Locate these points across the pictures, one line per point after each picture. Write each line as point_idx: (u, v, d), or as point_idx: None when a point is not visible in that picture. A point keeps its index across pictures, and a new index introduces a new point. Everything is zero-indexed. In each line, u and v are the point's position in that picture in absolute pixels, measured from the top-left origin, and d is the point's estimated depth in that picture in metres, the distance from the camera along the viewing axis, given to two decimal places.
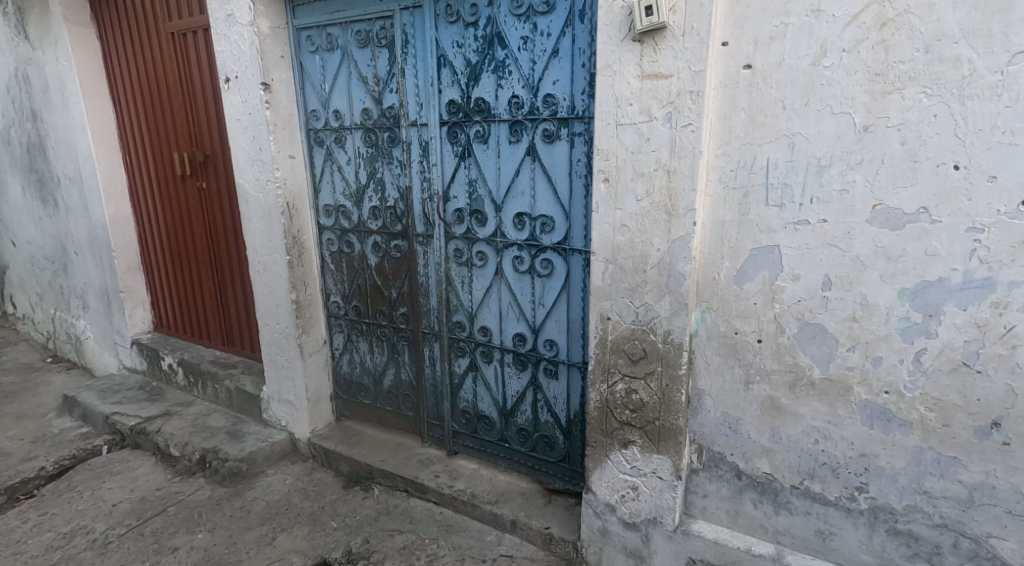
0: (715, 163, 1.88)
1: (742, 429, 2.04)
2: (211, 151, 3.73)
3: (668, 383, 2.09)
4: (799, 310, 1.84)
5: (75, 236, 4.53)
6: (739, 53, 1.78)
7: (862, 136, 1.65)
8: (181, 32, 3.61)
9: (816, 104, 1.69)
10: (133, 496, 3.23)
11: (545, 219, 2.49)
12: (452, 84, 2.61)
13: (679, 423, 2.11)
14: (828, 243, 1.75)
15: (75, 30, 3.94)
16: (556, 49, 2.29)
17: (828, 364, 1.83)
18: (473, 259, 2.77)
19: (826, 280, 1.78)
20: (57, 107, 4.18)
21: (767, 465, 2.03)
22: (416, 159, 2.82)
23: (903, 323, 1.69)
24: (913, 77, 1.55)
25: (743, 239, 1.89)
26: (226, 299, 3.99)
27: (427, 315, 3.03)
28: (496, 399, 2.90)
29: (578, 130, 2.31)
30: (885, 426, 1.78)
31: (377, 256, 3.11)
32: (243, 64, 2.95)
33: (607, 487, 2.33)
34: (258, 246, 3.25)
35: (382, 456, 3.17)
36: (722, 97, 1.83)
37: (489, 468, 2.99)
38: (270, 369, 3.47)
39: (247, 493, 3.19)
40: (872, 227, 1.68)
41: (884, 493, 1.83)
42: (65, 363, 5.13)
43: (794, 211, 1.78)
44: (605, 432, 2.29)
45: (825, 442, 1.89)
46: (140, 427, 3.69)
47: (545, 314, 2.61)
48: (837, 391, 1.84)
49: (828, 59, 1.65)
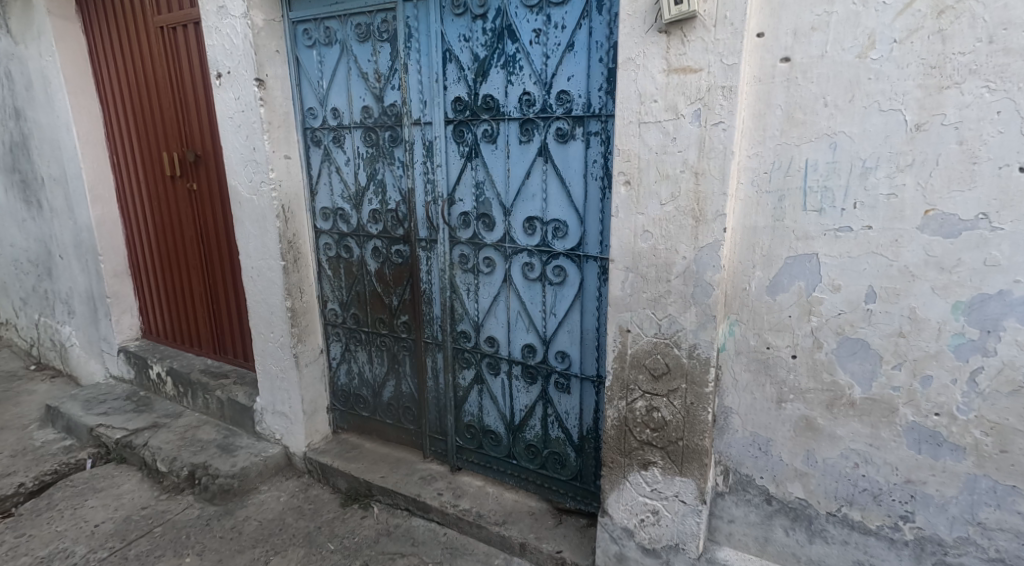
0: (746, 164, 1.74)
1: (773, 451, 1.90)
2: (202, 151, 3.57)
3: (693, 400, 1.95)
4: (839, 324, 1.70)
5: (60, 239, 4.35)
6: (777, 45, 1.64)
7: (913, 135, 1.51)
8: (171, 27, 3.45)
9: (862, 100, 1.55)
10: (117, 516, 3.05)
11: (557, 224, 2.34)
12: (459, 80, 2.46)
13: (705, 444, 1.96)
14: (872, 251, 1.61)
15: (60, 24, 3.77)
16: (571, 42, 2.15)
17: (870, 383, 1.69)
18: (479, 266, 2.62)
19: (869, 291, 1.64)
20: (41, 105, 4.01)
21: (800, 489, 1.88)
22: (419, 159, 2.66)
23: (956, 339, 1.55)
24: (973, 70, 1.42)
25: (776, 246, 1.75)
26: (218, 305, 3.82)
27: (430, 324, 2.87)
28: (503, 413, 2.75)
29: (594, 130, 2.17)
30: (934, 450, 1.64)
31: (376, 262, 2.95)
32: (235, 59, 2.79)
33: (624, 511, 2.18)
34: (251, 251, 3.09)
35: (382, 472, 3.01)
36: (757, 93, 1.69)
37: (495, 486, 2.84)
38: (263, 380, 3.30)
39: (239, 512, 3.02)
40: (923, 234, 1.54)
41: (931, 523, 1.70)
42: (50, 371, 4.95)
43: (834, 217, 1.64)
44: (623, 452, 2.14)
45: (866, 467, 1.75)
46: (126, 441, 3.52)
47: (556, 325, 2.46)
48: (880, 412, 1.70)
49: (876, 51, 1.51)
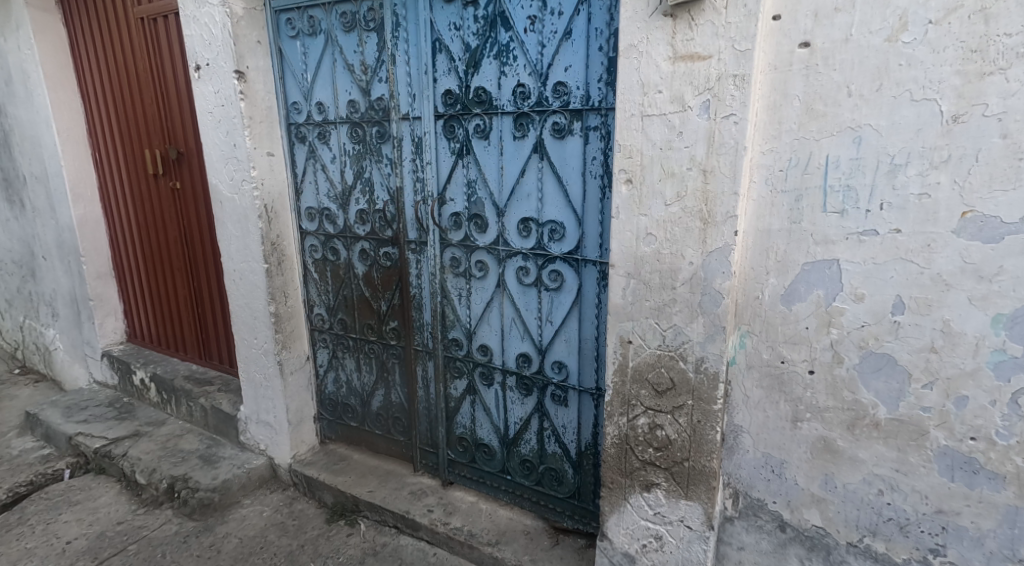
0: (760, 161, 1.58)
1: (787, 474, 1.75)
2: (185, 148, 3.42)
3: (700, 418, 1.79)
4: (862, 337, 1.54)
5: (43, 239, 4.20)
6: (794, 29, 1.48)
7: (950, 128, 1.35)
8: (152, 18, 3.30)
9: (891, 89, 1.39)
10: (91, 532, 2.90)
11: (554, 227, 2.18)
12: (450, 72, 2.30)
13: (712, 465, 1.80)
14: (901, 257, 1.45)
15: (38, 15, 3.62)
16: (568, 29, 1.98)
17: (897, 403, 1.53)
18: (471, 270, 2.46)
19: (897, 302, 1.48)
20: (20, 100, 3.86)
21: (818, 517, 1.73)
22: (408, 157, 2.51)
23: (996, 356, 1.39)
24: (1020, 54, 1.26)
25: (793, 251, 1.58)
26: (203, 307, 3.67)
27: (420, 331, 2.72)
28: (497, 425, 2.59)
29: (593, 124, 2.01)
30: (969, 478, 1.48)
31: (364, 265, 2.80)
32: (214, 49, 2.63)
33: (625, 535, 2.03)
34: (233, 253, 2.93)
35: (369, 487, 2.86)
36: (772, 82, 1.53)
37: (488, 502, 2.69)
38: (247, 388, 3.15)
39: (219, 528, 2.87)
40: (960, 239, 1.38)
41: (965, 558, 1.54)
42: (34, 375, 4.81)
43: (858, 218, 1.49)
44: (624, 472, 1.98)
45: (891, 494, 1.59)
46: (105, 450, 3.37)
47: (553, 333, 2.30)
48: (908, 435, 1.54)
49: (908, 33, 1.35)
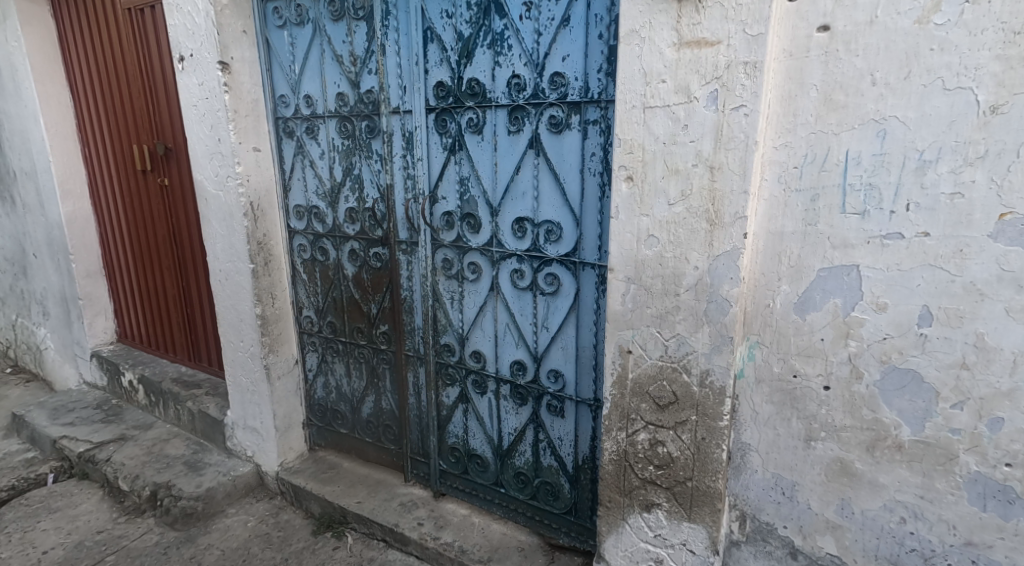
0: (772, 158, 1.45)
1: (799, 497, 1.61)
2: (173, 143, 3.31)
3: (705, 436, 1.65)
4: (883, 350, 1.40)
5: (33, 236, 4.10)
6: (813, 11, 1.34)
7: (986, 120, 1.21)
8: (139, 8, 3.19)
9: (921, 78, 1.25)
10: (69, 542, 2.80)
11: (550, 227, 2.05)
12: (441, 62, 2.18)
13: (717, 486, 1.67)
14: (929, 263, 1.31)
15: (26, 6, 3.52)
16: (567, 16, 1.85)
17: (921, 424, 1.39)
18: (464, 272, 2.33)
19: (924, 312, 1.34)
20: (8, 94, 3.76)
21: (833, 545, 1.59)
22: (398, 152, 2.38)
23: None
24: None
25: (808, 255, 1.45)
26: (192, 307, 3.56)
27: (411, 335, 2.58)
28: (490, 436, 2.46)
29: (592, 118, 1.87)
30: (1004, 508, 1.34)
31: (354, 266, 2.67)
32: (198, 39, 2.51)
33: (623, 558, 1.89)
34: (218, 251, 2.81)
35: (358, 497, 2.74)
36: (786, 71, 1.39)
37: (481, 516, 2.55)
38: (234, 393, 3.03)
39: (201, 538, 2.76)
40: (997, 244, 1.24)
41: None
42: (26, 375, 4.71)
43: (880, 220, 1.35)
44: (622, 490, 1.84)
45: (915, 523, 1.46)
46: (89, 455, 3.27)
47: (549, 340, 2.17)
48: (934, 459, 1.40)
49: (940, 14, 1.21)
